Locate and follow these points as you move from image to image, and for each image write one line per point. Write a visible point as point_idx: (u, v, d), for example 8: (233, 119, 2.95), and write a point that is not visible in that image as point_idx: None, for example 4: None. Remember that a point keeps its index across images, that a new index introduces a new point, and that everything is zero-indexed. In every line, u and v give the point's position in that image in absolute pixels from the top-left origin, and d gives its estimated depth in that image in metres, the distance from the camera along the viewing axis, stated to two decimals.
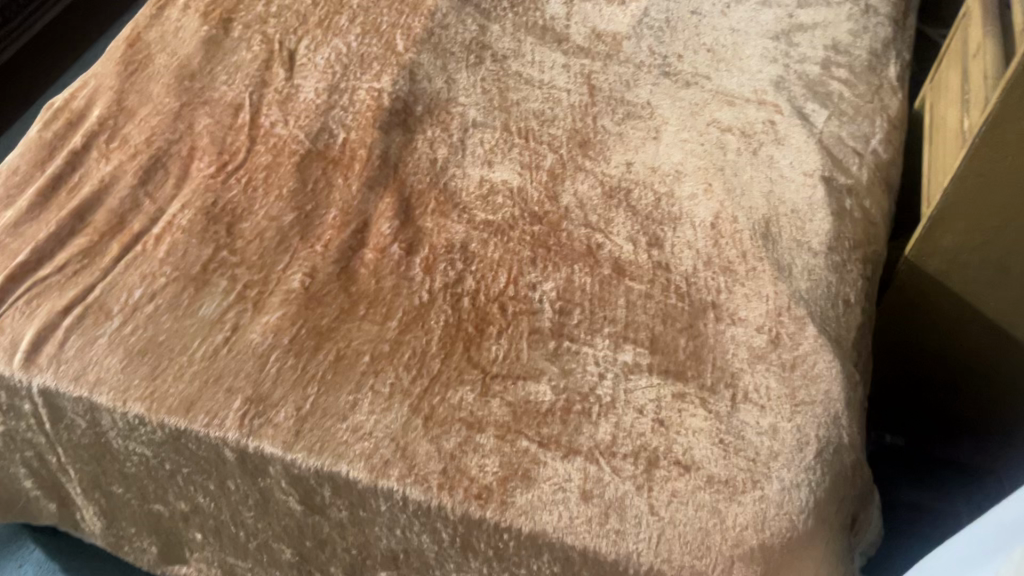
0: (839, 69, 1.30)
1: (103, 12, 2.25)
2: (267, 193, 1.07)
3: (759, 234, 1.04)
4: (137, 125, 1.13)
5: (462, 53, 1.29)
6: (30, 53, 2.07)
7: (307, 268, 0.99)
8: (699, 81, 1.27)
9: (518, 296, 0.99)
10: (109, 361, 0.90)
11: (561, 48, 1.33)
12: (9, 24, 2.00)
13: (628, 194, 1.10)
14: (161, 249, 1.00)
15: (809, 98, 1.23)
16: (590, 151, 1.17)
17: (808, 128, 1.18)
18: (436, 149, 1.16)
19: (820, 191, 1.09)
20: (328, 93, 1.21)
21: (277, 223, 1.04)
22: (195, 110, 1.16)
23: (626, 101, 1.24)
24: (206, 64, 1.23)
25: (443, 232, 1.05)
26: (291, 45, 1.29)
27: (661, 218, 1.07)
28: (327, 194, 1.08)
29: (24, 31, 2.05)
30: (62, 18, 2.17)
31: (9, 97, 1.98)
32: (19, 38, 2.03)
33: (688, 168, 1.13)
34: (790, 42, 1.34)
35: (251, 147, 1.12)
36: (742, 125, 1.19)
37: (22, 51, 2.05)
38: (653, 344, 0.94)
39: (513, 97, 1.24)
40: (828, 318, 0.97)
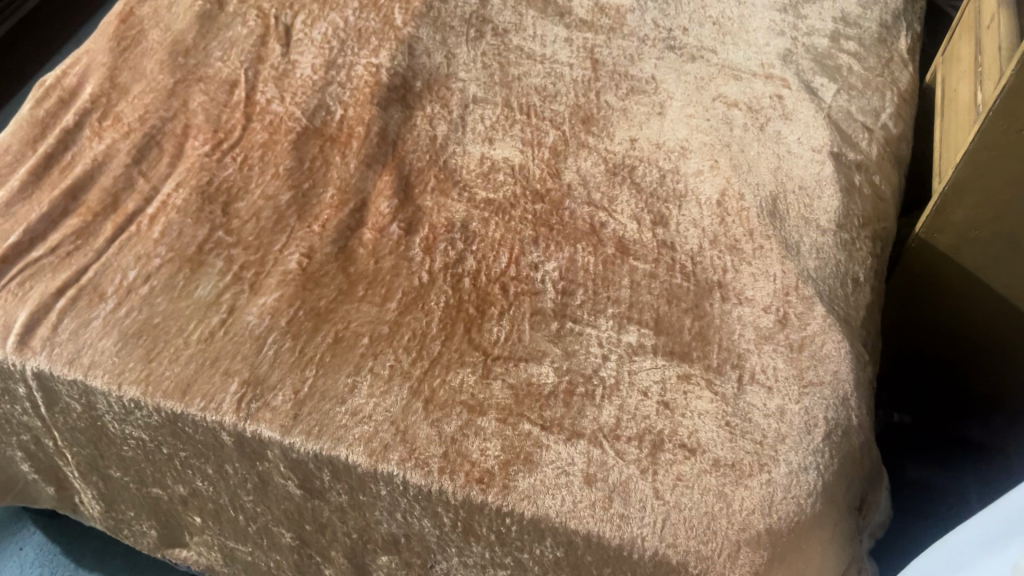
0: (849, 41, 1.26)
1: None
2: (263, 172, 1.05)
3: (767, 212, 1.02)
4: (130, 102, 1.11)
5: (462, 26, 1.27)
6: (22, 30, 2.04)
7: (304, 248, 0.97)
8: (704, 55, 1.24)
9: (520, 276, 0.97)
10: (103, 344, 0.89)
11: (563, 22, 1.30)
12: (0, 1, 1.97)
13: (632, 171, 1.08)
14: (155, 229, 0.98)
15: (817, 72, 1.20)
16: (593, 127, 1.14)
17: (817, 103, 1.15)
18: (436, 126, 1.13)
19: (829, 167, 1.07)
20: (325, 69, 1.18)
21: (274, 202, 1.02)
22: (189, 87, 1.14)
23: (630, 75, 1.21)
24: (201, 40, 1.21)
25: (443, 212, 1.03)
26: (287, 20, 1.26)
27: (666, 196, 1.05)
28: (325, 172, 1.06)
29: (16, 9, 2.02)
30: None
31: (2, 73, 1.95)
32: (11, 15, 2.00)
33: (693, 144, 1.11)
34: (798, 14, 1.31)
35: (247, 124, 1.10)
36: (749, 99, 1.16)
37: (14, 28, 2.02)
38: (657, 325, 0.92)
39: (514, 71, 1.22)
40: (837, 297, 0.95)
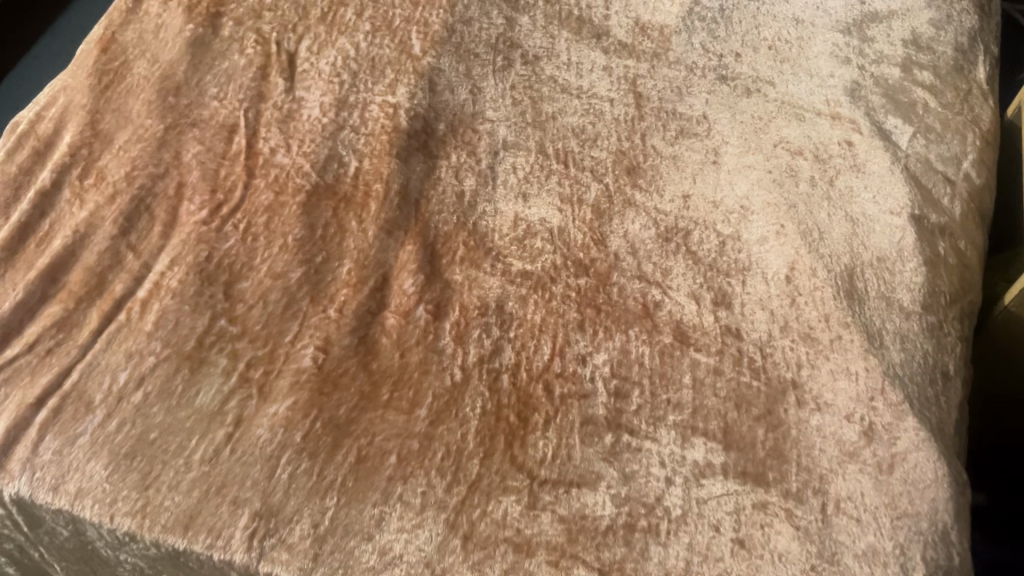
0: (922, 70, 1.13)
1: None
2: (269, 243, 0.92)
3: (844, 292, 0.90)
4: (114, 155, 0.97)
5: (488, 53, 1.12)
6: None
7: (319, 340, 0.85)
8: (761, 87, 1.11)
9: (566, 373, 0.85)
10: (92, 467, 0.77)
11: (600, 45, 1.15)
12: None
13: (687, 237, 0.96)
14: (148, 319, 0.85)
15: (889, 111, 1.07)
16: (640, 179, 1.01)
17: (892, 151, 1.02)
18: (463, 180, 1.01)
19: (910, 234, 0.94)
20: (336, 109, 1.04)
21: (283, 281, 0.89)
22: (182, 133, 1.00)
23: (679, 113, 1.08)
24: (193, 74, 1.06)
25: (475, 289, 0.91)
26: (291, 46, 1.12)
27: (727, 268, 0.93)
28: (339, 242, 0.93)
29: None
30: None
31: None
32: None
33: (754, 203, 0.98)
34: (864, 36, 1.17)
35: (250, 181, 0.97)
36: (814, 146, 1.03)
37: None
38: (726, 437, 0.80)
39: (548, 109, 1.09)
40: (927, 401, 0.83)
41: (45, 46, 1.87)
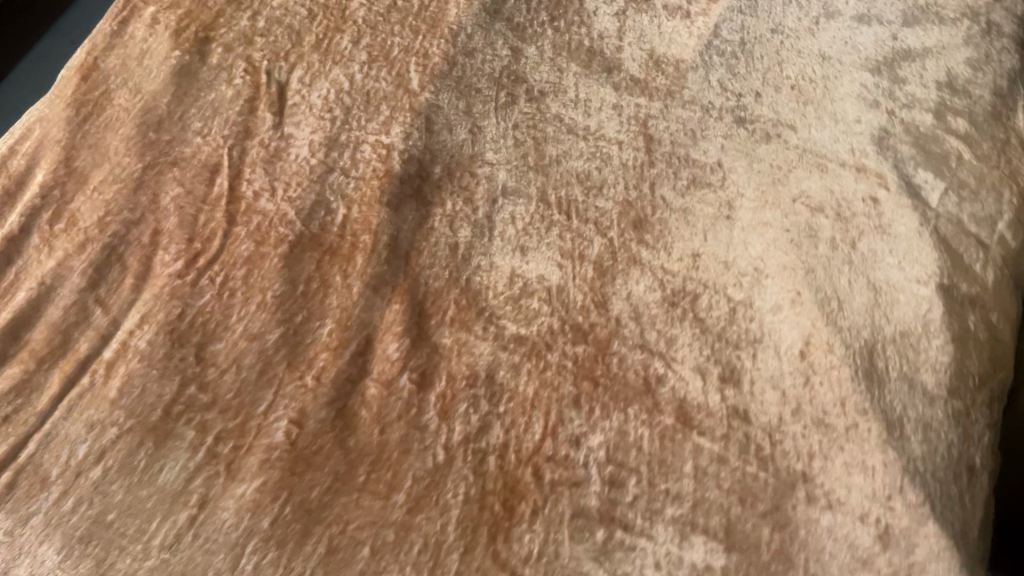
0: (957, 117, 1.04)
1: None
2: (247, 300, 0.86)
3: (863, 372, 0.83)
4: (88, 197, 0.92)
5: (490, 89, 1.05)
6: None
7: (294, 413, 0.80)
8: (781, 132, 1.03)
9: (558, 456, 0.79)
10: (44, 551, 0.72)
11: (611, 81, 1.08)
12: None
13: (695, 301, 0.89)
14: (112, 385, 0.80)
15: (919, 163, 0.99)
16: (647, 234, 0.95)
17: (921, 210, 0.94)
18: (458, 230, 0.94)
19: (938, 306, 0.87)
20: (326, 150, 0.98)
21: (259, 344, 0.83)
22: (161, 174, 0.94)
23: (692, 160, 1.01)
24: (177, 106, 1.00)
25: (464, 356, 0.85)
26: (282, 76, 1.05)
27: (737, 339, 0.86)
28: (322, 299, 0.87)
29: None
30: None
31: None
32: None
33: (770, 265, 0.91)
34: (896, 76, 1.08)
35: (229, 229, 0.91)
36: (837, 202, 0.96)
37: None
38: (728, 537, 0.74)
39: (552, 151, 1.02)
40: (949, 500, 0.77)
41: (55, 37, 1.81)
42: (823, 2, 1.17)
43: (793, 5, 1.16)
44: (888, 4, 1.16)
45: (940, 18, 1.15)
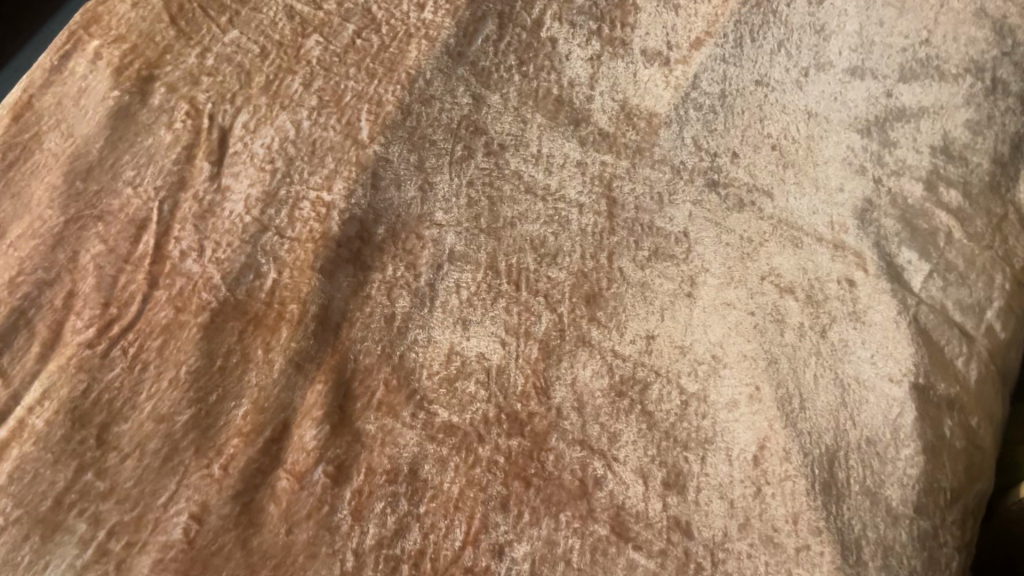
0: (950, 188, 0.95)
1: None
2: (158, 375, 0.80)
3: (819, 484, 0.75)
4: (3, 254, 0.87)
5: (446, 141, 0.99)
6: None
7: (195, 506, 0.74)
8: (756, 199, 0.95)
9: (477, 567, 0.72)
10: None
11: (577, 134, 1.01)
12: None
13: (644, 392, 0.82)
14: (3, 468, 0.75)
15: (904, 241, 0.91)
16: (600, 311, 0.88)
17: (901, 296, 0.86)
18: (396, 299, 0.88)
19: (911, 410, 0.79)
20: (262, 206, 0.92)
21: (166, 426, 0.78)
22: (84, 228, 0.88)
23: (656, 228, 0.94)
24: (110, 152, 0.94)
25: (387, 447, 0.78)
26: (226, 120, 0.98)
27: (685, 438, 0.79)
28: (239, 376, 0.81)
29: None
30: None
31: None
32: None
33: (729, 353, 0.84)
34: (886, 139, 0.99)
35: (150, 293, 0.85)
36: (809, 283, 0.88)
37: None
38: None
39: (506, 213, 0.95)
40: None
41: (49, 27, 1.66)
42: (814, 50, 1.06)
43: (782, 52, 1.06)
44: (884, 55, 1.04)
45: (941, 72, 1.02)
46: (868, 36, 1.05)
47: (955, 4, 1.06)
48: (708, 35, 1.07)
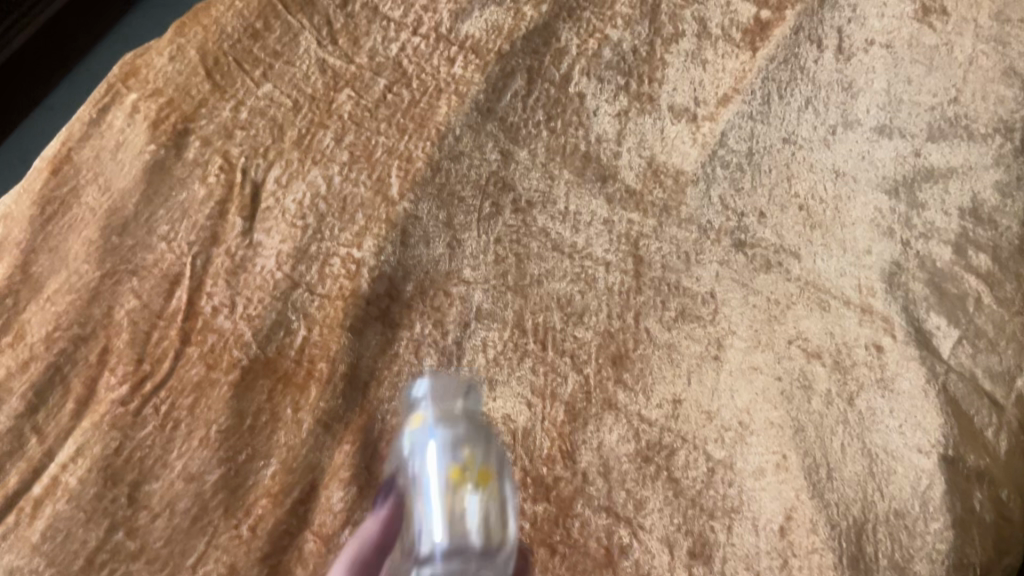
0: (979, 252, 0.94)
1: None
2: (189, 433, 0.82)
3: (847, 558, 0.76)
4: (40, 309, 0.88)
5: (474, 198, 0.99)
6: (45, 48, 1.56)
7: (225, 568, 0.77)
8: (783, 261, 0.95)
9: None
10: None
11: (604, 191, 1.01)
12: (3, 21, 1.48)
13: (670, 458, 0.84)
14: (36, 526, 0.77)
15: (933, 305, 0.91)
16: (626, 373, 0.89)
17: (930, 366, 0.86)
18: (423, 358, 0.89)
19: (941, 483, 0.79)
20: (293, 262, 0.93)
21: (197, 485, 0.80)
22: (119, 283, 0.90)
23: (682, 287, 0.94)
24: (145, 207, 0.95)
25: None
26: (259, 174, 0.98)
27: (712, 506, 0.81)
28: (268, 435, 0.83)
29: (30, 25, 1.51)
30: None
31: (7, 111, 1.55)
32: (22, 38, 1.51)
33: (755, 420, 0.84)
34: (914, 199, 0.98)
35: (182, 349, 0.87)
36: (836, 348, 0.88)
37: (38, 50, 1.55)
38: None
39: (534, 271, 0.95)
40: None
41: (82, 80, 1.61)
42: (842, 107, 1.03)
43: (809, 110, 1.03)
44: (913, 114, 1.01)
45: (969, 132, 1.00)
46: (896, 94, 1.03)
47: (984, 62, 1.03)
48: (736, 91, 1.04)
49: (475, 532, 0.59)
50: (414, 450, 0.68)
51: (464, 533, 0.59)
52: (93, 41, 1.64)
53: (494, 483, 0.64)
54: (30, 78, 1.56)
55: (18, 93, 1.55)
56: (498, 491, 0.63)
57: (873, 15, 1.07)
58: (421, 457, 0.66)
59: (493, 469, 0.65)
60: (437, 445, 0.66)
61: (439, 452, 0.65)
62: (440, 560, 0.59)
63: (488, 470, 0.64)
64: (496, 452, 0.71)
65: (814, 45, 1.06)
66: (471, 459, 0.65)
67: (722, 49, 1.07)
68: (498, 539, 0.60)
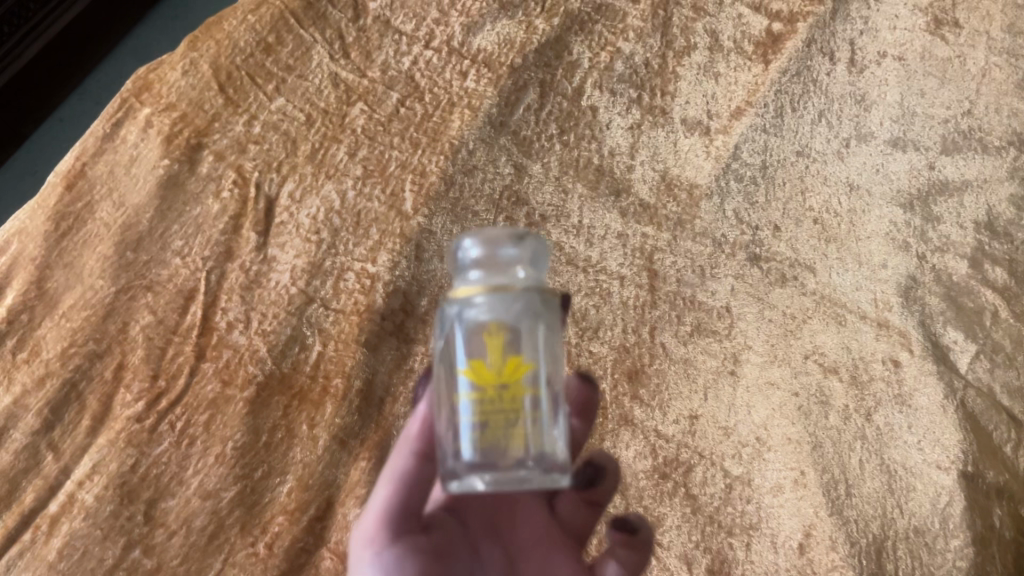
0: (996, 265, 0.94)
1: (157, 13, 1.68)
2: (205, 450, 0.83)
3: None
4: (55, 326, 0.88)
5: (488, 212, 0.98)
6: (56, 59, 1.56)
7: None
8: (798, 275, 0.95)
9: None
10: None
11: (618, 204, 1.00)
12: (16, 30, 1.48)
13: (688, 474, 0.85)
14: (53, 544, 0.78)
15: (949, 319, 0.91)
16: (643, 388, 0.89)
17: (947, 382, 0.86)
18: None
19: (961, 499, 0.79)
20: (307, 278, 0.93)
21: (212, 503, 0.80)
22: (134, 299, 0.90)
23: (697, 301, 0.94)
24: (159, 222, 0.95)
25: None
26: (273, 188, 0.98)
27: (730, 523, 0.82)
28: (284, 452, 0.84)
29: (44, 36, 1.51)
30: (108, 13, 1.62)
31: (13, 119, 1.55)
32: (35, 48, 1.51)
33: (773, 436, 0.86)
34: (929, 212, 0.97)
35: (197, 365, 0.87)
36: (853, 363, 0.89)
37: (49, 61, 1.55)
38: None
39: (548, 284, 0.95)
40: None
41: (89, 95, 1.61)
42: (855, 120, 1.02)
43: (822, 122, 1.02)
44: (926, 126, 1.01)
45: (983, 144, 1.00)
46: (909, 106, 1.02)
47: (996, 74, 1.03)
48: (749, 104, 1.03)
49: (507, 444, 0.49)
50: (441, 319, 0.54)
51: (497, 445, 0.49)
52: (104, 56, 1.64)
53: (528, 384, 0.51)
54: (40, 89, 1.56)
55: (29, 102, 1.56)
56: (535, 399, 0.51)
57: (885, 28, 1.06)
58: (446, 325, 0.53)
59: (531, 368, 0.51)
60: (459, 324, 0.52)
61: (461, 338, 0.51)
62: (472, 479, 0.50)
63: (521, 363, 0.51)
64: (547, 327, 0.53)
65: (826, 58, 1.05)
66: (500, 336, 0.51)
67: (735, 61, 1.05)
68: (539, 449, 0.50)
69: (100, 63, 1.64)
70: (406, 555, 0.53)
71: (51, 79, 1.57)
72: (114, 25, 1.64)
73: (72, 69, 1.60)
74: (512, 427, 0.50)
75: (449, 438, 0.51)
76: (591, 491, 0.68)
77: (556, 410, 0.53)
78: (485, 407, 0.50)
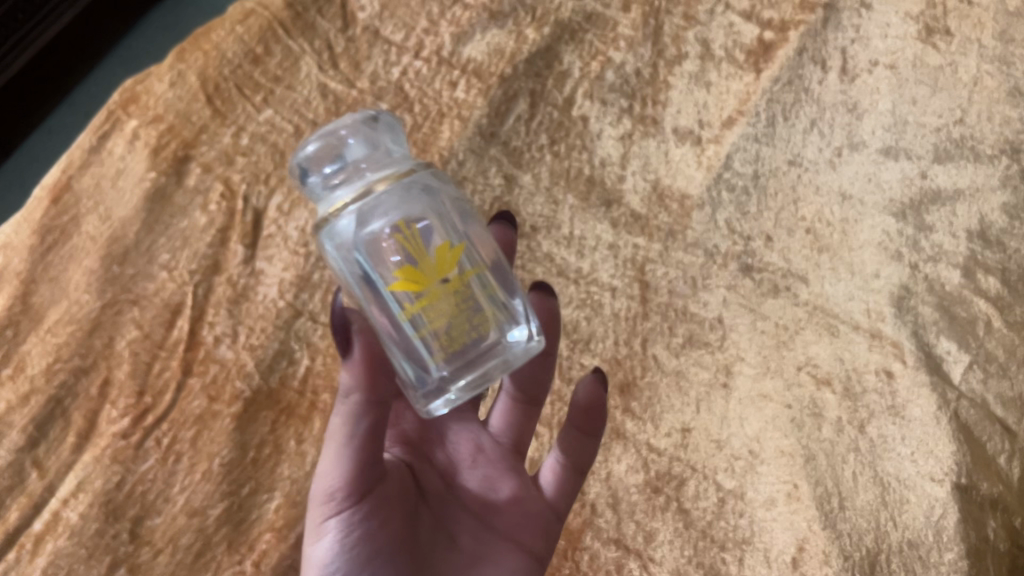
0: (988, 275, 0.92)
1: (152, 16, 1.67)
2: (192, 466, 0.82)
3: None
4: (40, 341, 0.87)
5: None
6: (49, 65, 1.57)
7: None
8: (791, 285, 0.94)
9: None
10: None
11: (609, 215, 0.99)
12: (7, 40, 1.49)
13: (680, 488, 0.84)
14: (38, 562, 0.77)
15: (942, 329, 0.90)
16: (634, 402, 0.89)
17: (941, 393, 0.85)
18: None
19: (954, 514, 0.79)
20: (295, 291, 0.92)
21: (200, 520, 0.80)
22: (120, 313, 0.89)
23: (689, 313, 0.93)
24: (146, 235, 0.94)
25: None
26: (261, 201, 0.97)
27: (722, 538, 0.81)
28: (272, 468, 0.83)
29: (34, 44, 1.52)
30: (101, 18, 1.62)
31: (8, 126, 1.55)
32: (24, 56, 1.51)
33: (766, 448, 0.85)
34: (922, 222, 0.95)
35: (184, 381, 0.86)
36: (846, 373, 0.88)
37: (42, 69, 1.56)
38: None
39: None
40: None
41: (83, 98, 1.61)
42: (847, 128, 1.01)
43: (815, 131, 1.01)
44: (918, 135, 0.99)
45: (976, 153, 0.97)
46: (901, 115, 1.00)
47: (988, 82, 1.00)
48: (741, 113, 1.02)
49: (469, 338, 0.60)
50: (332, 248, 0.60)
51: (458, 344, 0.60)
52: (98, 60, 1.63)
53: (462, 261, 0.60)
54: (33, 97, 1.57)
55: (22, 110, 1.56)
56: (474, 271, 0.61)
57: (876, 36, 1.03)
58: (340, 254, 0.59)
59: (452, 246, 0.60)
60: (356, 249, 0.58)
61: (368, 262, 0.59)
62: (456, 381, 0.61)
63: (446, 259, 0.59)
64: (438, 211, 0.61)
65: (818, 66, 1.03)
66: (409, 238, 0.59)
67: (726, 70, 1.04)
68: (493, 330, 0.61)
69: (89, 73, 1.63)
70: (366, 516, 0.60)
71: (45, 85, 1.58)
72: (107, 30, 1.63)
73: (66, 76, 1.60)
74: (465, 321, 0.60)
75: (414, 359, 0.61)
76: (529, 393, 0.76)
77: (495, 265, 0.63)
78: (432, 313, 0.59)
